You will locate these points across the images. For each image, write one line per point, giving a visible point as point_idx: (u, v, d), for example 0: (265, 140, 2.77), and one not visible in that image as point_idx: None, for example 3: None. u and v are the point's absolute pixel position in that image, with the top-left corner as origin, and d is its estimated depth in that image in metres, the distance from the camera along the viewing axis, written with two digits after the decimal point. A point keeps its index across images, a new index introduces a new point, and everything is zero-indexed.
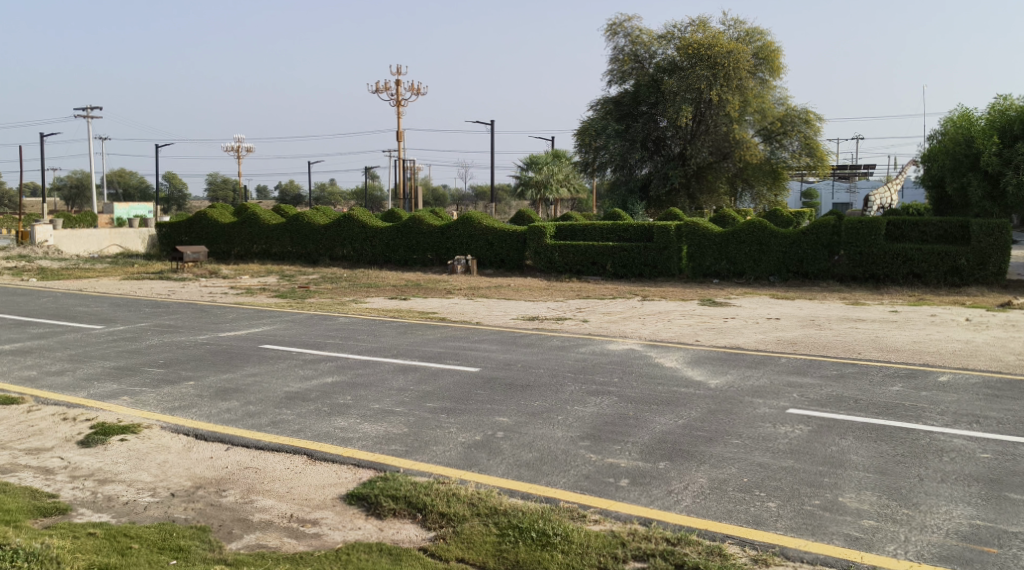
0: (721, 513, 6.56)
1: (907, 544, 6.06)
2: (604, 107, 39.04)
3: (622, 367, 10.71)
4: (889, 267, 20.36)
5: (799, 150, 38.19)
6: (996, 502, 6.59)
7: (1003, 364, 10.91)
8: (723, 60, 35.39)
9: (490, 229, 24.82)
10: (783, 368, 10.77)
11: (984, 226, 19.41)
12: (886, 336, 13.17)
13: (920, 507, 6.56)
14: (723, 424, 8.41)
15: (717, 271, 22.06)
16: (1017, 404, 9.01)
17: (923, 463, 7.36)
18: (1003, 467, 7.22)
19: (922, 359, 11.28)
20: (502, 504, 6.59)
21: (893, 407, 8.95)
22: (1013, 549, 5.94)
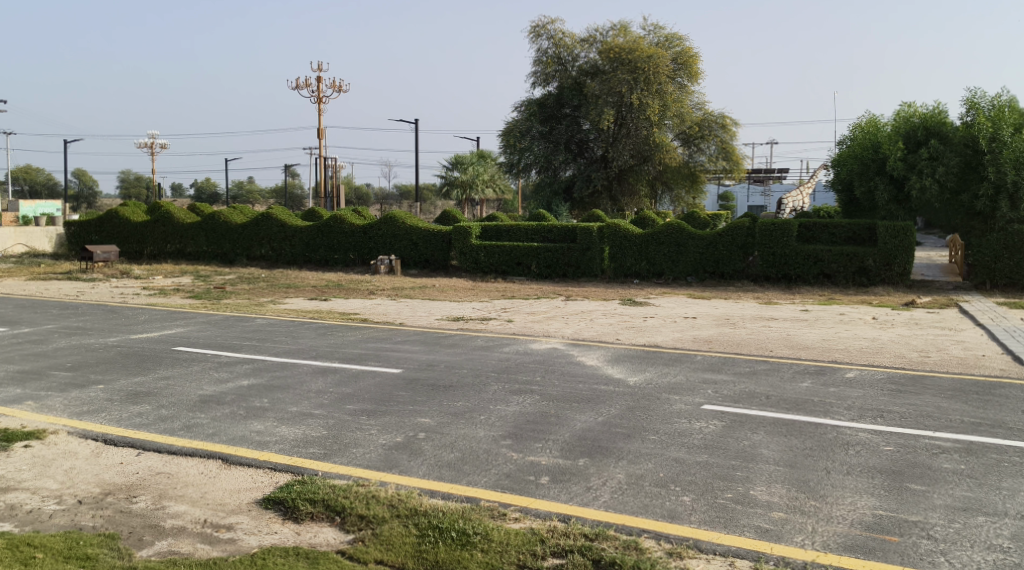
0: (638, 507, 6.68)
1: (813, 535, 6.26)
2: (528, 108, 39.16)
3: (543, 366, 10.79)
4: (800, 268, 20.95)
5: (715, 154, 38.90)
6: (897, 493, 6.86)
7: (906, 361, 11.36)
8: (643, 64, 35.92)
9: (414, 229, 24.73)
10: (699, 365, 11.01)
11: (890, 229, 20.18)
12: (797, 334, 13.57)
13: (827, 499, 6.78)
14: (641, 420, 8.55)
15: (638, 271, 22.44)
16: (919, 399, 9.37)
17: (830, 456, 7.60)
18: (905, 460, 7.52)
19: (831, 356, 11.65)
20: (422, 504, 6.57)
21: (802, 403, 9.22)
22: (913, 538, 6.19)
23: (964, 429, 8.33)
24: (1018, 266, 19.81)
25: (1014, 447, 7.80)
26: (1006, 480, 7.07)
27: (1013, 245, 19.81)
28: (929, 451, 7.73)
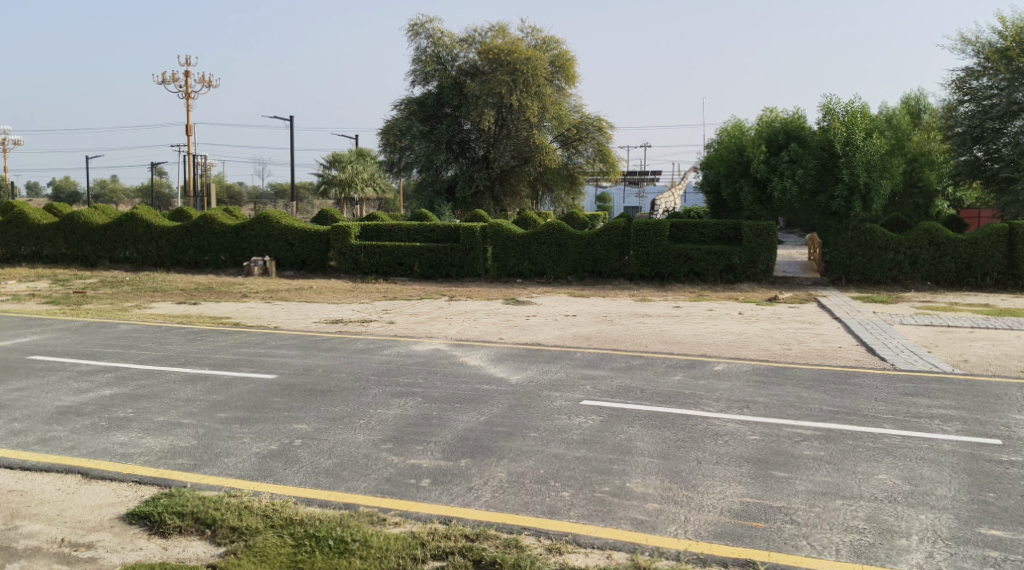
0: (518, 505, 6.73)
1: (686, 524, 6.46)
2: (406, 107, 38.60)
3: (423, 367, 10.74)
4: (672, 266, 21.60)
5: (593, 156, 39.67)
6: (763, 480, 7.15)
7: (770, 353, 11.89)
8: (522, 67, 36.42)
9: (289, 228, 24.18)
10: (578, 362, 11.19)
11: (754, 228, 21.04)
12: (671, 330, 13.98)
13: (698, 489, 7.01)
14: (522, 418, 8.62)
15: (520, 271, 22.57)
16: (782, 390, 9.81)
17: (701, 446, 7.87)
18: (770, 448, 7.84)
19: (702, 350, 12.05)
20: (299, 513, 6.43)
21: (675, 395, 9.50)
22: (778, 523, 6.46)
23: (823, 417, 8.75)
24: (871, 262, 20.97)
25: (869, 433, 8.26)
26: (862, 464, 7.47)
27: (866, 243, 20.96)
28: (791, 439, 8.08)
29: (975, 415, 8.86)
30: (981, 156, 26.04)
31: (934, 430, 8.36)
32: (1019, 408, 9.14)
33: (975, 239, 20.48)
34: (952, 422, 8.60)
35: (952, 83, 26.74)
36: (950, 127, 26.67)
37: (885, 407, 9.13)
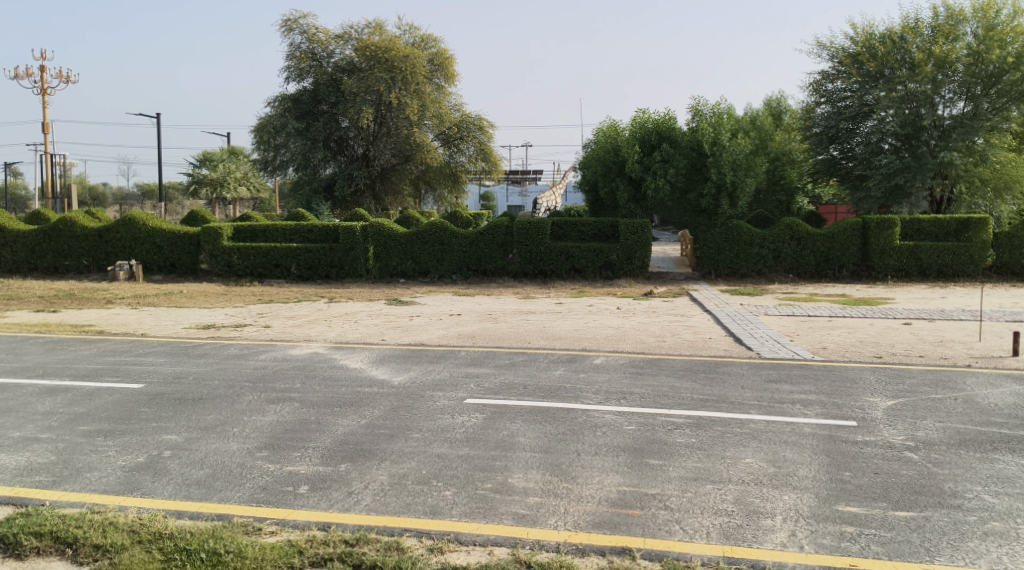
0: (400, 507, 6.68)
1: (566, 516, 6.56)
2: (281, 104, 37.48)
3: (302, 372, 10.54)
4: (554, 263, 21.91)
5: (475, 154, 39.76)
6: (639, 469, 7.33)
7: (647, 346, 12.21)
8: (400, 64, 36.23)
9: (158, 230, 23.24)
10: (460, 361, 11.19)
11: (630, 225, 21.56)
12: (552, 326, 14.17)
13: (578, 480, 7.13)
14: (404, 419, 8.57)
15: (403, 271, 22.43)
16: (657, 380, 10.09)
17: (580, 439, 8.01)
18: (645, 437, 8.05)
19: (582, 345, 12.26)
20: (168, 527, 6.21)
21: (556, 390, 9.64)
22: (653, 510, 6.64)
23: (695, 405, 9.06)
24: (738, 257, 21.77)
25: (737, 419, 8.60)
26: (730, 449, 7.77)
27: (734, 239, 21.74)
28: (665, 428, 8.33)
29: (832, 398, 9.35)
30: (837, 155, 27.53)
31: (797, 414, 8.77)
32: (872, 390, 9.70)
33: (832, 234, 21.56)
34: (813, 406, 9.04)
35: (810, 86, 28.06)
36: (809, 128, 28.10)
37: (751, 394, 9.52)
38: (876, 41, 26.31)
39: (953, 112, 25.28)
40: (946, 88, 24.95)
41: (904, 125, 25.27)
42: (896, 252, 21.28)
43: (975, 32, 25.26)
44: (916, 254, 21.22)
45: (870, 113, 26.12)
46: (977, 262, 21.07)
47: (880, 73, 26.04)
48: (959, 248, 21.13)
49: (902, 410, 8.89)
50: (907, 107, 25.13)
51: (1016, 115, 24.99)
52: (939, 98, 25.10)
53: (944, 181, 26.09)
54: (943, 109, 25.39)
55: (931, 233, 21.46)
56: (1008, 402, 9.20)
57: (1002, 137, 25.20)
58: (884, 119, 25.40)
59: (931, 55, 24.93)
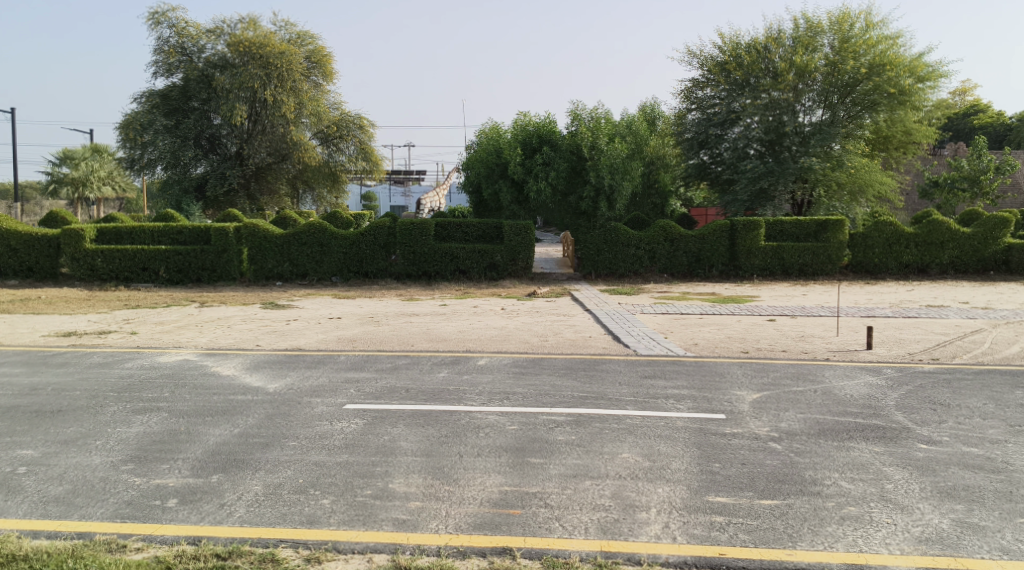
0: (275, 518, 6.53)
1: (447, 519, 6.55)
2: (149, 100, 36.38)
3: (171, 380, 10.13)
4: (437, 264, 21.88)
5: (355, 154, 39.23)
6: (520, 468, 7.39)
7: (529, 346, 12.32)
8: (275, 60, 35.47)
9: (12, 232, 21.94)
10: (340, 365, 11.01)
11: (514, 227, 21.80)
12: (435, 327, 14.11)
13: (459, 482, 7.13)
14: (280, 427, 8.37)
15: (280, 273, 21.90)
16: (538, 379, 10.21)
17: (462, 441, 8.01)
18: (526, 436, 8.13)
19: (464, 346, 12.27)
20: (22, 548, 5.90)
21: (438, 392, 9.61)
22: (534, 508, 6.71)
23: (574, 403, 9.20)
24: (616, 258, 22.25)
25: (615, 416, 8.78)
26: (608, 445, 7.93)
27: (612, 240, 22.20)
28: (546, 426, 8.42)
29: (704, 393, 9.66)
30: (707, 160, 28.37)
31: (671, 408, 9.03)
32: (740, 384, 10.09)
33: (703, 235, 22.32)
34: (686, 401, 9.33)
35: (681, 93, 28.95)
36: (680, 133, 28.81)
37: (628, 391, 9.75)
38: (741, 50, 27.20)
39: (813, 119, 26.86)
40: (806, 97, 26.62)
41: (767, 132, 26.73)
42: (761, 252, 22.18)
43: (832, 44, 26.44)
44: (780, 253, 22.19)
45: (736, 120, 27.32)
46: (834, 261, 22.23)
47: (746, 81, 27.11)
48: (819, 248, 22.23)
49: (767, 403, 9.28)
50: (771, 114, 26.54)
51: (870, 123, 26.63)
52: (799, 106, 26.66)
53: (805, 184, 27.35)
54: (803, 116, 26.91)
55: (793, 234, 22.45)
56: (864, 392, 9.73)
57: (856, 144, 26.59)
58: (750, 125, 26.81)
59: (792, 65, 26.18)
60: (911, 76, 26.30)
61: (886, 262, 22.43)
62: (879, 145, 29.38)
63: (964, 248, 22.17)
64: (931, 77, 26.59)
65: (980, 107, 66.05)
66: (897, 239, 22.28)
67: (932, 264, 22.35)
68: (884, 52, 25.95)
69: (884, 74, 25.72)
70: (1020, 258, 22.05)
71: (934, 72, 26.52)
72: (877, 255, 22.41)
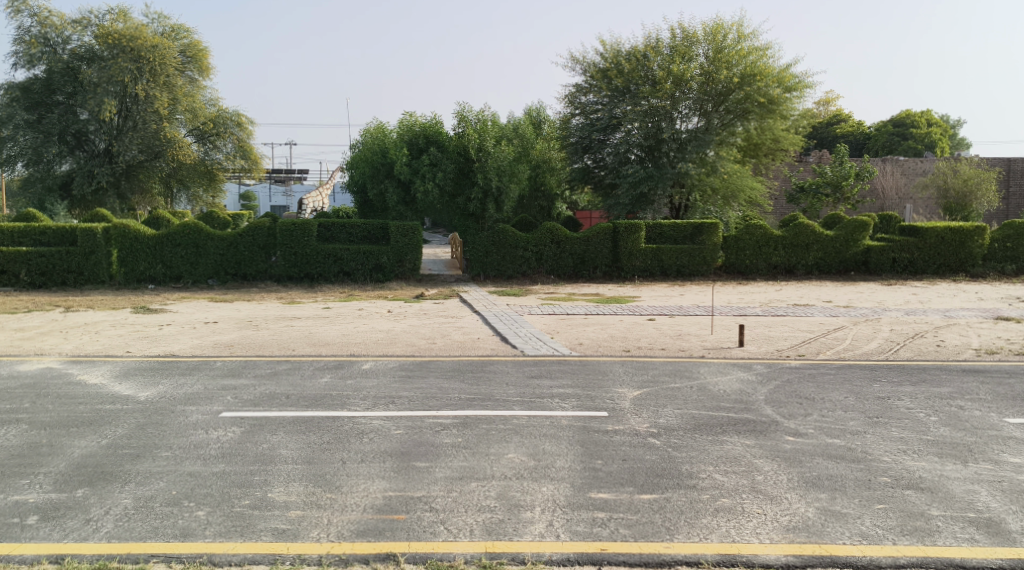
0: (146, 532, 6.25)
1: (328, 527, 6.42)
2: (8, 92, 33.93)
3: (32, 390, 9.58)
4: (320, 266, 21.47)
5: (233, 152, 38.39)
6: (405, 473, 7.32)
7: (415, 349, 12.23)
8: (148, 54, 34.24)
9: None
10: (216, 372, 10.66)
11: (400, 229, 21.65)
12: (317, 331, 13.83)
13: (342, 489, 7.00)
14: (152, 437, 8.03)
15: (152, 275, 21.06)
16: (424, 382, 10.13)
17: (345, 447, 7.87)
18: (412, 440, 8.05)
19: (348, 350, 12.08)
20: None
21: (320, 398, 9.42)
22: (418, 513, 6.64)
23: (459, 405, 9.17)
24: (504, 260, 22.36)
25: (501, 417, 8.80)
26: (494, 446, 7.94)
27: (499, 242, 22.29)
28: (432, 429, 8.36)
29: (588, 391, 9.81)
30: (591, 164, 28.95)
31: (555, 407, 9.12)
32: (622, 382, 10.29)
33: (587, 238, 22.69)
34: (570, 400, 9.44)
35: (564, 97, 29.27)
36: (564, 137, 29.13)
37: (514, 391, 9.79)
38: (621, 58, 27.75)
39: (689, 126, 27.70)
40: (682, 104, 27.28)
41: (647, 137, 27.53)
42: (642, 254, 22.72)
43: (706, 53, 27.26)
44: (659, 256, 22.79)
45: (617, 125, 27.81)
46: (709, 262, 22.97)
47: (626, 88, 27.63)
48: (695, 251, 22.93)
49: (648, 400, 9.49)
50: (650, 121, 27.35)
51: (742, 131, 27.58)
52: (677, 113, 27.47)
53: (682, 189, 28.13)
54: (680, 123, 27.68)
55: (671, 236, 23.03)
56: (736, 388, 10.07)
57: (730, 150, 27.58)
58: (630, 131, 27.31)
59: (669, 73, 26.76)
60: (779, 86, 27.44)
61: (756, 264, 23.32)
62: (750, 152, 30.53)
63: (827, 250, 23.28)
64: (798, 87, 27.76)
65: (841, 117, 69.29)
66: (767, 241, 23.18)
67: (798, 266, 23.37)
68: (756, 63, 26.93)
69: (754, 85, 26.79)
70: (879, 259, 23.31)
71: (801, 83, 27.68)
72: (747, 256, 23.26)
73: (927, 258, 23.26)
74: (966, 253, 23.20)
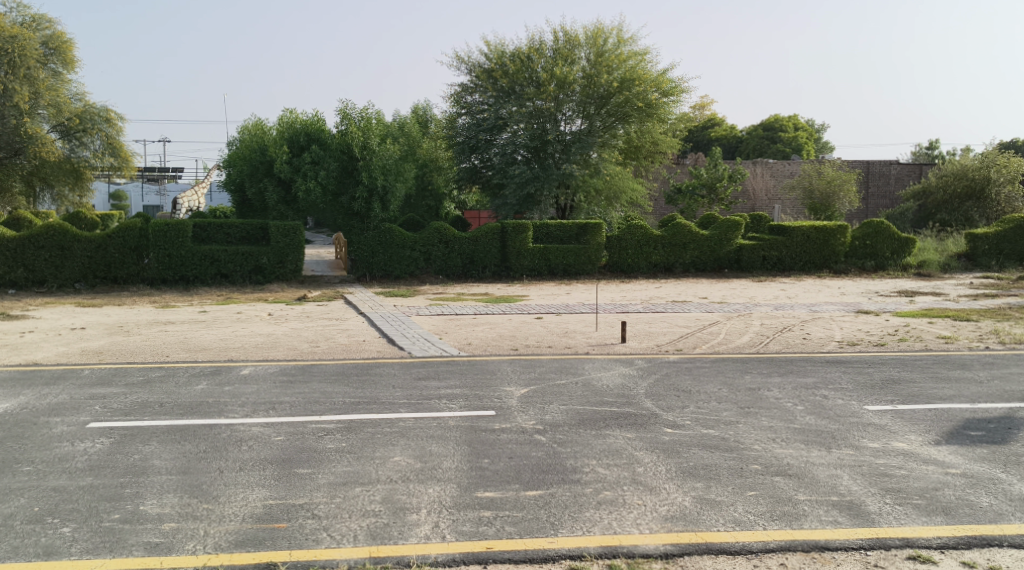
0: (5, 552, 5.94)
1: (205, 538, 6.23)
2: None
3: None
4: (196, 268, 20.80)
5: (101, 149, 36.47)
6: (286, 480, 7.16)
7: (297, 352, 11.99)
8: (6, 45, 32.31)
9: None
10: (85, 381, 10.17)
11: (280, 229, 21.22)
12: (194, 336, 13.38)
13: (219, 499, 6.80)
14: (12, 452, 7.60)
15: (13, 280, 19.91)
16: (306, 387, 9.93)
17: (223, 455, 7.64)
18: (294, 446, 7.89)
19: (227, 355, 11.72)
20: None
21: (196, 405, 9.12)
22: (300, 520, 6.51)
23: (344, 409, 9.04)
24: (391, 259, 22.15)
25: (386, 419, 8.72)
26: (379, 449, 7.86)
27: (386, 242, 22.05)
28: (315, 434, 8.22)
29: (474, 391, 9.83)
30: (478, 164, 28.84)
31: (442, 408, 9.10)
32: (508, 380, 10.36)
33: (475, 237, 22.74)
34: (457, 400, 9.43)
35: (450, 97, 29.26)
36: (451, 137, 29.02)
37: (400, 393, 9.73)
38: (506, 59, 27.92)
39: (572, 128, 28.25)
40: (566, 107, 27.91)
41: (533, 139, 27.79)
42: (529, 254, 22.96)
43: (588, 57, 27.80)
44: (546, 255, 23.05)
45: (503, 126, 27.91)
46: (594, 261, 23.39)
47: (511, 89, 27.94)
48: (580, 250, 23.30)
49: (533, 397, 9.59)
50: (536, 122, 27.75)
51: (622, 133, 28.46)
52: (561, 115, 28.00)
53: (566, 190, 28.61)
54: (564, 126, 28.28)
55: (557, 236, 23.34)
56: (617, 383, 10.28)
57: (611, 152, 28.45)
58: (516, 132, 27.60)
59: (553, 75, 27.36)
60: (656, 91, 28.09)
61: (637, 263, 23.85)
62: (631, 154, 31.19)
63: (703, 249, 24.04)
64: (675, 92, 28.57)
65: (716, 120, 71.80)
66: (647, 241, 23.74)
67: (676, 264, 24.04)
68: (635, 67, 27.67)
69: (633, 89, 27.46)
70: (750, 257, 24.24)
71: (677, 88, 28.52)
72: (629, 255, 23.75)
73: (794, 256, 24.36)
74: (830, 251, 24.37)
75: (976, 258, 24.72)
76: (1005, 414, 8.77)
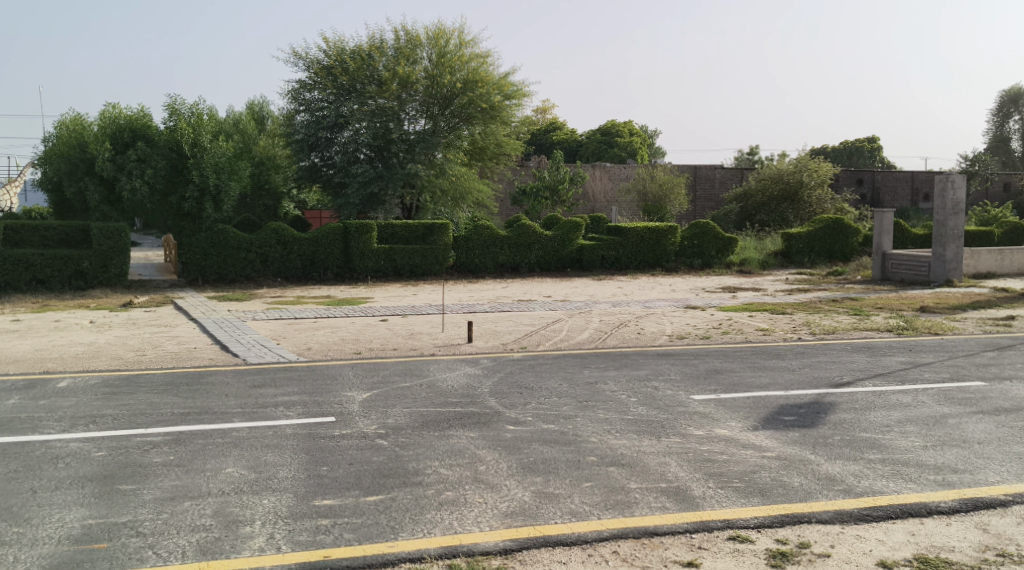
0: None
1: (15, 565, 5.82)
2: None
3: None
4: (9, 274, 19.37)
5: None
6: (107, 498, 6.78)
7: (122, 362, 11.38)
8: None
9: None
10: None
11: (103, 230, 20.07)
12: (6, 347, 12.45)
13: (31, 522, 6.37)
14: None
15: None
16: (132, 399, 9.44)
17: (36, 475, 7.16)
18: (117, 462, 7.49)
19: (42, 367, 10.98)
20: None
21: (8, 422, 8.50)
22: (122, 540, 6.18)
23: (173, 420, 8.67)
24: (225, 262, 21.39)
25: (219, 430, 8.41)
26: (211, 461, 7.58)
27: (220, 243, 21.29)
28: (140, 448, 7.84)
29: (313, 397, 9.64)
30: (318, 162, 28.06)
31: (279, 416, 8.87)
32: (349, 385, 10.21)
33: (317, 238, 22.29)
34: (294, 407, 9.22)
35: (288, 94, 28.21)
36: (290, 134, 28.12)
37: (234, 402, 9.41)
38: (346, 56, 27.50)
39: (416, 128, 28.15)
40: (409, 106, 27.71)
41: (376, 137, 27.28)
42: (374, 254, 22.70)
43: (430, 57, 27.97)
44: (391, 256, 22.88)
45: (345, 124, 27.33)
46: (441, 262, 23.42)
47: (352, 87, 27.48)
48: (426, 250, 23.26)
49: (375, 401, 9.49)
50: (377, 121, 27.21)
51: (467, 134, 28.67)
52: (404, 114, 27.70)
53: (411, 190, 28.25)
54: (407, 125, 28.03)
55: (402, 236, 23.20)
56: (461, 383, 10.32)
57: (456, 153, 28.41)
58: (358, 130, 27.04)
59: (395, 74, 27.25)
60: (499, 93, 28.70)
61: (484, 263, 24.01)
62: (476, 156, 31.24)
63: (547, 249, 24.53)
64: (517, 96, 29.16)
65: (557, 125, 73.46)
66: (493, 241, 23.94)
67: (521, 264, 24.40)
68: (476, 69, 28.12)
69: (476, 90, 27.94)
70: (591, 257, 24.91)
71: (519, 92, 29.09)
72: (476, 256, 23.89)
73: (630, 255, 25.19)
74: (662, 250, 25.36)
75: (791, 256, 26.37)
76: (815, 399, 9.40)
